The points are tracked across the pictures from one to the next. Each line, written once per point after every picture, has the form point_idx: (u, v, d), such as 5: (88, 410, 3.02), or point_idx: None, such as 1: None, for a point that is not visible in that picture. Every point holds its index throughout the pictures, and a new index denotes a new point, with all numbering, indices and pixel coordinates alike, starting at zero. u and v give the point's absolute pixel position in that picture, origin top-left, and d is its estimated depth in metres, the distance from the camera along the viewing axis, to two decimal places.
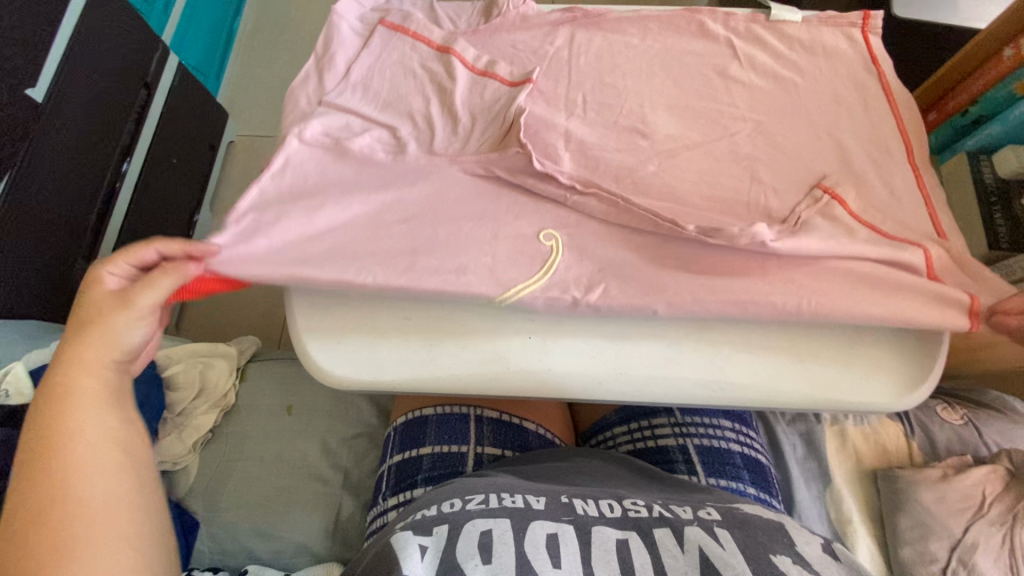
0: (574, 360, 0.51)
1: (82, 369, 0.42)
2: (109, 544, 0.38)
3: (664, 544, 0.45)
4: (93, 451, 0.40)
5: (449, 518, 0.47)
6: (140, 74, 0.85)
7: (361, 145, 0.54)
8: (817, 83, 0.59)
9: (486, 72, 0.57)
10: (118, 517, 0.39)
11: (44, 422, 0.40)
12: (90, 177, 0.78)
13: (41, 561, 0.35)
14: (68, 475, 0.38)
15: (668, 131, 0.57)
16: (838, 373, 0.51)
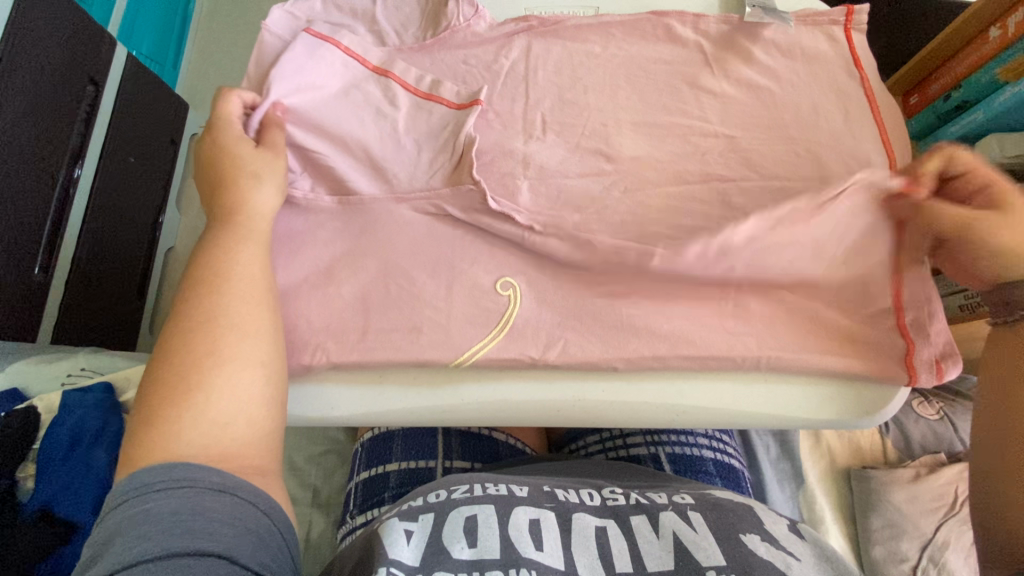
0: (527, 400, 0.49)
1: (240, 223, 0.47)
2: (241, 367, 0.41)
3: (641, 531, 0.44)
4: (242, 291, 0.44)
5: (432, 506, 0.44)
6: (85, 71, 0.91)
7: (302, 189, 0.53)
8: (795, 91, 0.54)
9: (429, 95, 0.54)
10: (254, 361, 0.42)
11: (205, 261, 0.44)
12: (42, 183, 0.85)
13: (191, 370, 0.39)
14: (221, 310, 0.42)
15: (633, 152, 0.53)
16: (802, 392, 0.49)
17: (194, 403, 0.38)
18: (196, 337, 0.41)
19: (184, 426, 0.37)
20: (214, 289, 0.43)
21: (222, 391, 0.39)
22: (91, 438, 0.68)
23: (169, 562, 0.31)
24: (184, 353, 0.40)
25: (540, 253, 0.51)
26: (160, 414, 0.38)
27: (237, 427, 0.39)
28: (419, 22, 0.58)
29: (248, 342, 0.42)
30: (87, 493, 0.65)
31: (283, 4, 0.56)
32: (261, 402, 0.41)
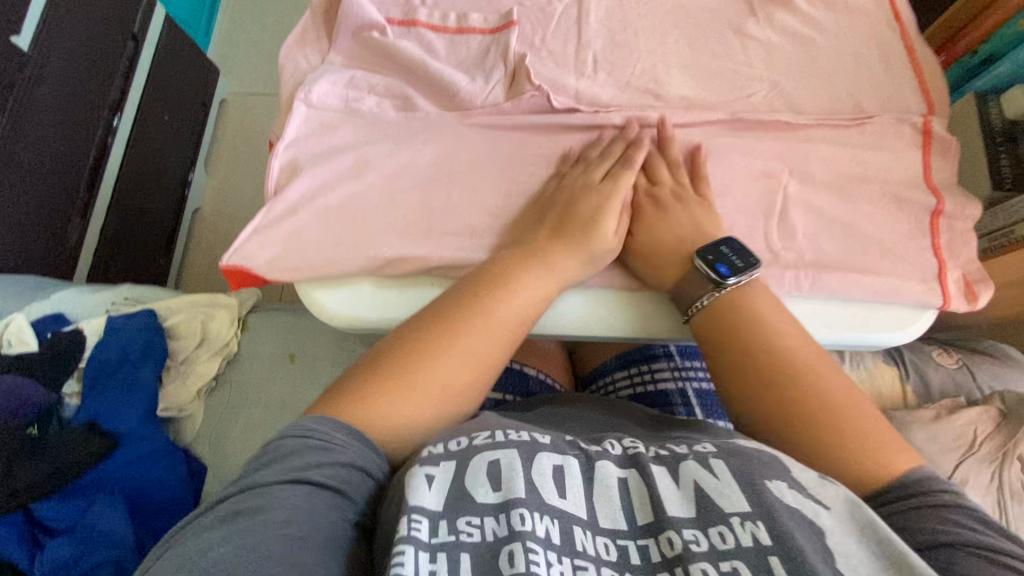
0: (569, 314, 0.52)
1: (486, 289, 0.46)
2: (434, 390, 0.42)
3: (663, 482, 0.39)
4: (505, 324, 0.46)
5: (453, 453, 0.40)
6: (127, 28, 1.07)
7: (369, 104, 0.56)
8: (838, 41, 0.57)
9: (462, 29, 0.58)
10: (470, 386, 0.44)
11: (463, 291, 0.47)
12: (81, 128, 0.98)
13: (382, 403, 0.40)
14: (499, 319, 0.46)
15: (680, 92, 0.56)
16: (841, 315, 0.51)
17: (379, 390, 0.41)
18: (467, 341, 0.44)
19: (374, 415, 0.40)
20: (477, 327, 0.45)
21: (403, 388, 0.41)
22: (138, 355, 0.71)
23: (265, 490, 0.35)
24: (419, 342, 0.44)
25: (591, 181, 0.53)
26: (368, 390, 0.41)
27: (418, 411, 0.41)
28: None
29: (469, 367, 0.44)
30: (132, 406, 0.68)
31: None
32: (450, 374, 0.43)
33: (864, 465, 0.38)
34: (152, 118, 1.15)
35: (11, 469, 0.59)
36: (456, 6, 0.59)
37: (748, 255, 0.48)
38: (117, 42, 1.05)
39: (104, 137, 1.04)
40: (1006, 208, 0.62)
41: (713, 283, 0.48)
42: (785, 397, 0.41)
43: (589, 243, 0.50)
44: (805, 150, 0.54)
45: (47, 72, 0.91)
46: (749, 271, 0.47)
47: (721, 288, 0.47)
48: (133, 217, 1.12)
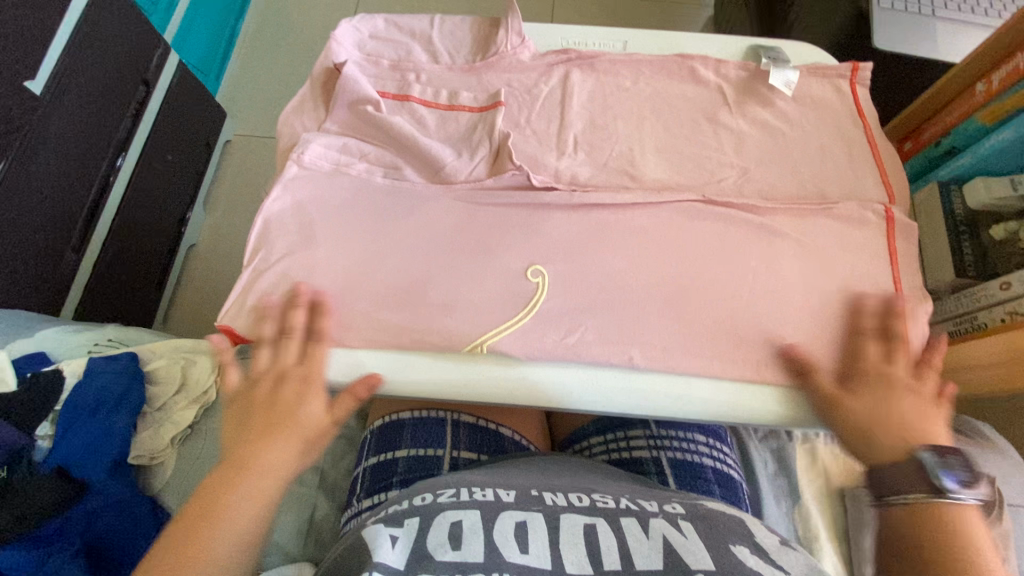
0: (540, 384, 0.52)
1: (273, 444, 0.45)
2: None
3: (630, 531, 0.45)
4: (240, 502, 0.41)
5: (418, 510, 0.46)
6: (140, 73, 1.12)
7: (358, 170, 0.59)
8: (804, 133, 0.61)
9: (451, 105, 0.61)
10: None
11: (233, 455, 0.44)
12: (85, 166, 1.02)
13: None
14: (246, 470, 0.43)
15: (656, 174, 0.59)
16: (806, 397, 0.52)
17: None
18: (228, 514, 0.40)
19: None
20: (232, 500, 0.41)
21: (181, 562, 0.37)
22: (114, 402, 0.71)
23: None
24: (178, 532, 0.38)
25: (566, 257, 0.55)
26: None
27: None
28: (471, 46, 0.65)
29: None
30: (104, 454, 0.68)
31: (351, 20, 0.66)
32: (238, 547, 0.39)
33: None
34: (156, 158, 1.19)
35: None
36: (447, 84, 0.63)
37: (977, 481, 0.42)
38: (128, 87, 1.09)
39: (107, 176, 1.07)
40: (969, 293, 0.65)
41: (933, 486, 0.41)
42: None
43: (296, 426, 0.47)
44: (771, 235, 0.56)
45: (57, 114, 0.94)
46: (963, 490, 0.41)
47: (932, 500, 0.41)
48: (128, 253, 1.14)
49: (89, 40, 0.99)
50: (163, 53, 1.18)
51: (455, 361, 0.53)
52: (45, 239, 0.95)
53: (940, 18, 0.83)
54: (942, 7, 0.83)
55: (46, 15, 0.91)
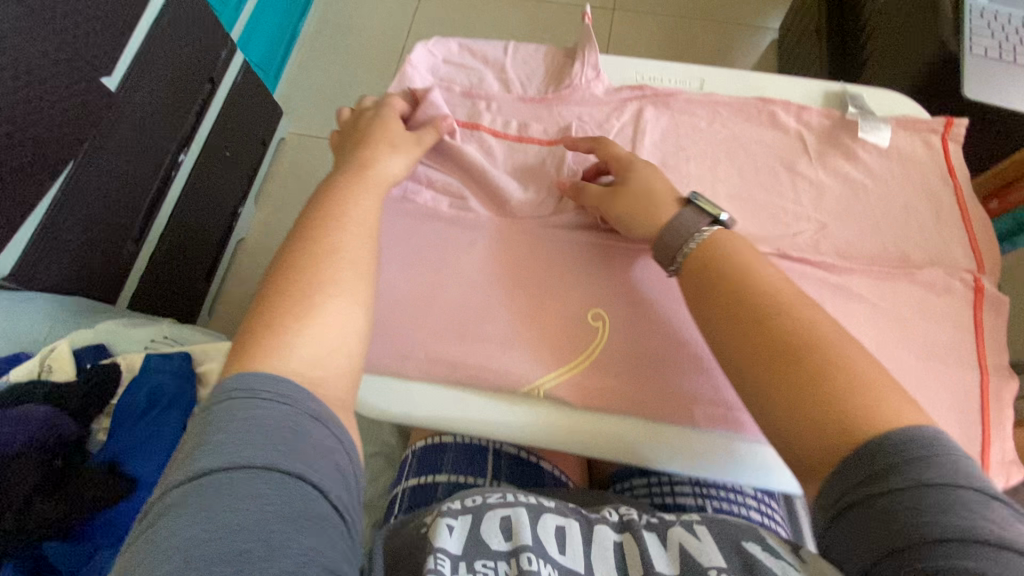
0: (600, 434, 0.51)
1: (359, 177, 0.52)
2: (329, 315, 0.43)
3: (652, 542, 0.45)
4: (342, 259, 0.46)
5: (468, 509, 0.47)
6: (207, 72, 1.15)
7: (425, 198, 0.59)
8: (888, 189, 0.58)
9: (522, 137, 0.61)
10: (349, 304, 0.44)
11: (304, 248, 0.46)
12: (150, 159, 1.05)
13: (278, 327, 0.41)
14: (335, 255, 0.45)
15: (728, 222, 0.57)
16: None
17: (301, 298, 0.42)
18: (320, 263, 0.45)
19: (299, 340, 0.41)
20: (328, 237, 0.47)
21: (312, 331, 0.41)
22: (166, 401, 0.72)
23: (233, 402, 0.36)
24: (292, 265, 0.45)
25: (630, 303, 0.54)
26: (280, 299, 0.42)
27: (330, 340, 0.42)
28: (543, 77, 0.64)
29: (337, 299, 0.44)
30: (154, 451, 0.70)
31: (426, 43, 0.66)
32: (335, 336, 0.42)
33: (871, 413, 0.40)
34: (214, 154, 1.22)
35: (28, 506, 0.61)
36: (516, 113, 0.62)
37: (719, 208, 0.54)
38: (195, 85, 1.13)
39: (169, 170, 1.10)
40: None
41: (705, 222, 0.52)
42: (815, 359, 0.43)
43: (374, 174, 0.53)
44: (847, 297, 0.54)
45: (128, 109, 0.98)
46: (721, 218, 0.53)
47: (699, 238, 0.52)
48: (181, 246, 1.16)
49: (163, 39, 1.03)
50: (230, 53, 1.21)
51: (512, 404, 0.52)
52: (109, 230, 0.98)
53: None
54: None
55: (125, 15, 0.94)
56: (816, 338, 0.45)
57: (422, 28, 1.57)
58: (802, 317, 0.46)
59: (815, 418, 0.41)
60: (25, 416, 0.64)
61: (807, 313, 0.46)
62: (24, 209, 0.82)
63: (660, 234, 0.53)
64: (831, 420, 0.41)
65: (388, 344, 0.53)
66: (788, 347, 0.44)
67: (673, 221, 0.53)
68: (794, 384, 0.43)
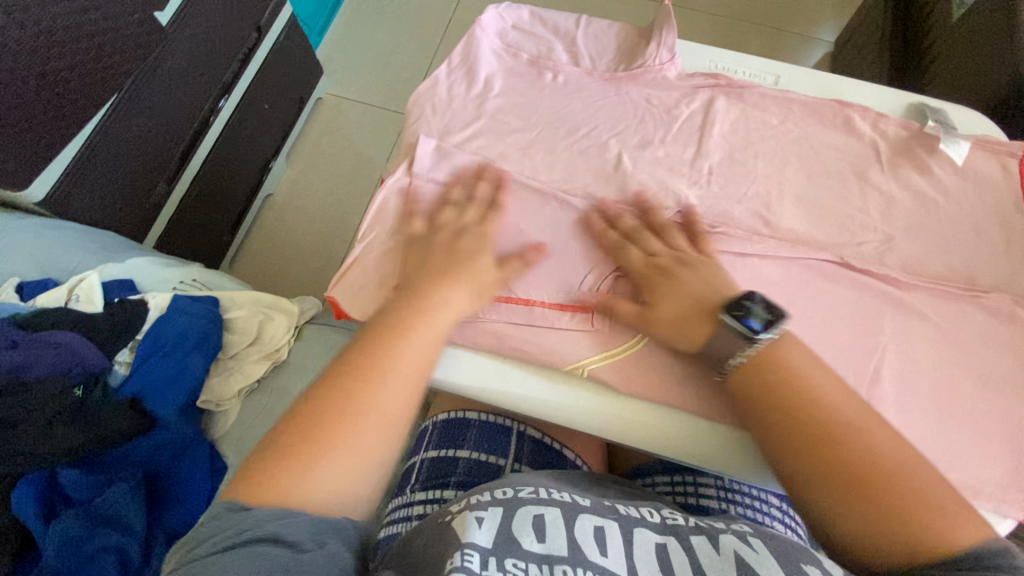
0: (641, 423, 0.49)
1: (421, 307, 0.48)
2: (354, 458, 0.42)
3: (703, 549, 0.44)
4: (371, 420, 0.43)
5: (500, 502, 0.46)
6: (255, 20, 1.14)
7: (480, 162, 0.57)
8: (959, 207, 0.56)
9: (586, 117, 0.60)
10: (369, 462, 0.43)
11: (332, 382, 0.44)
12: (193, 102, 1.04)
13: (285, 471, 0.40)
14: (375, 369, 0.44)
15: (791, 224, 0.55)
16: None
17: (303, 463, 0.40)
18: (372, 399, 0.43)
19: (309, 483, 0.40)
20: (373, 370, 0.44)
21: (329, 470, 0.41)
22: (192, 343, 0.70)
23: (205, 530, 0.38)
24: (310, 411, 0.43)
25: None
26: (292, 451, 0.41)
27: (342, 482, 0.41)
28: (612, 56, 0.63)
29: (369, 434, 0.43)
30: (176, 391, 0.69)
31: (499, 6, 0.65)
32: (352, 478, 0.41)
33: (924, 535, 0.38)
34: (253, 106, 1.21)
35: (51, 429, 0.60)
36: (582, 90, 0.61)
37: (776, 307, 0.47)
38: (242, 31, 1.11)
39: (208, 115, 1.09)
40: None
41: (745, 337, 0.46)
42: (870, 483, 0.40)
43: (473, 274, 0.51)
44: (908, 313, 0.52)
45: (177, 47, 0.97)
46: (776, 327, 0.46)
47: (753, 347, 0.46)
48: (211, 196, 1.16)
49: None
50: (280, 4, 1.20)
51: (552, 385, 0.50)
52: (145, 168, 0.97)
53: None
54: None
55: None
56: (880, 469, 0.41)
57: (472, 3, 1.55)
58: (875, 446, 0.41)
59: (874, 537, 0.40)
60: (51, 341, 0.63)
61: (865, 439, 0.42)
62: (67, 133, 0.81)
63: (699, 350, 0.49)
64: (901, 548, 0.39)
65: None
66: (856, 472, 0.41)
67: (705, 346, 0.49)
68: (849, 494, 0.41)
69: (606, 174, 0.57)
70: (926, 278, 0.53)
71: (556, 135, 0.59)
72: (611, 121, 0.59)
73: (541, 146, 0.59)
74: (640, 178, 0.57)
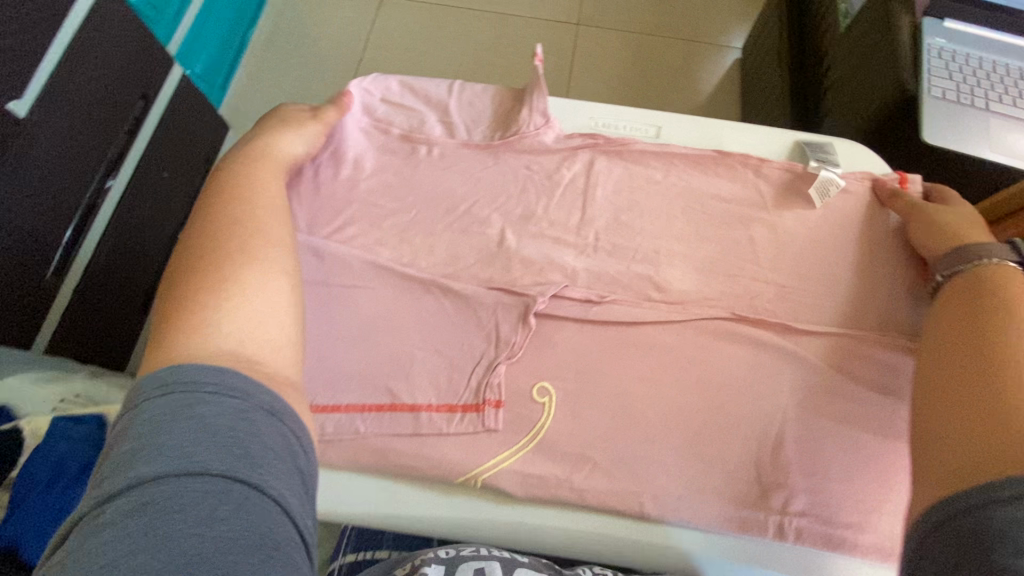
0: (547, 530, 0.45)
1: (257, 160, 0.48)
2: (257, 262, 0.39)
3: None
4: (257, 245, 0.40)
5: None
6: (139, 89, 1.05)
7: (352, 256, 0.53)
8: (846, 246, 0.55)
9: (465, 193, 0.57)
10: (273, 269, 0.39)
11: (184, 262, 0.39)
12: (76, 188, 0.96)
13: (204, 303, 0.36)
14: (249, 221, 0.42)
15: (683, 286, 0.53)
16: (859, 565, 0.46)
17: (218, 298, 0.36)
18: (224, 213, 0.42)
19: (225, 320, 0.35)
20: (248, 225, 0.41)
21: (256, 287, 0.38)
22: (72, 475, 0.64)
23: (173, 398, 0.30)
24: (203, 256, 0.39)
25: (578, 377, 0.50)
26: (194, 291, 0.37)
27: (248, 298, 0.37)
28: (488, 123, 0.60)
29: (256, 259, 0.39)
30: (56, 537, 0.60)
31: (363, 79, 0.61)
32: (266, 305, 0.37)
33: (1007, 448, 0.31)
34: (148, 178, 1.13)
35: None
36: (458, 163, 0.58)
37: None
38: (126, 103, 1.03)
39: (94, 198, 1.01)
40: None
41: (1012, 259, 0.44)
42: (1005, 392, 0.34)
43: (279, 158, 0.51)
44: (807, 367, 0.51)
45: (47, 135, 0.89)
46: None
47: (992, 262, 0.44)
48: (110, 280, 1.07)
49: (87, 56, 0.93)
50: (166, 68, 1.11)
51: (447, 500, 0.46)
52: (26, 268, 0.89)
53: (993, 111, 0.78)
54: (994, 101, 0.78)
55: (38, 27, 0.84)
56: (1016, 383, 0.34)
57: (379, 39, 1.49)
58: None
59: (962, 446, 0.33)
60: None
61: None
62: None
63: (949, 257, 0.47)
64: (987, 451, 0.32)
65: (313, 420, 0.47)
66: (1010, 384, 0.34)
67: (971, 248, 0.46)
68: (974, 440, 0.33)
69: (490, 253, 0.54)
70: (822, 327, 0.52)
71: (435, 216, 0.56)
72: (491, 194, 0.57)
73: (419, 230, 0.55)
74: (525, 254, 0.54)
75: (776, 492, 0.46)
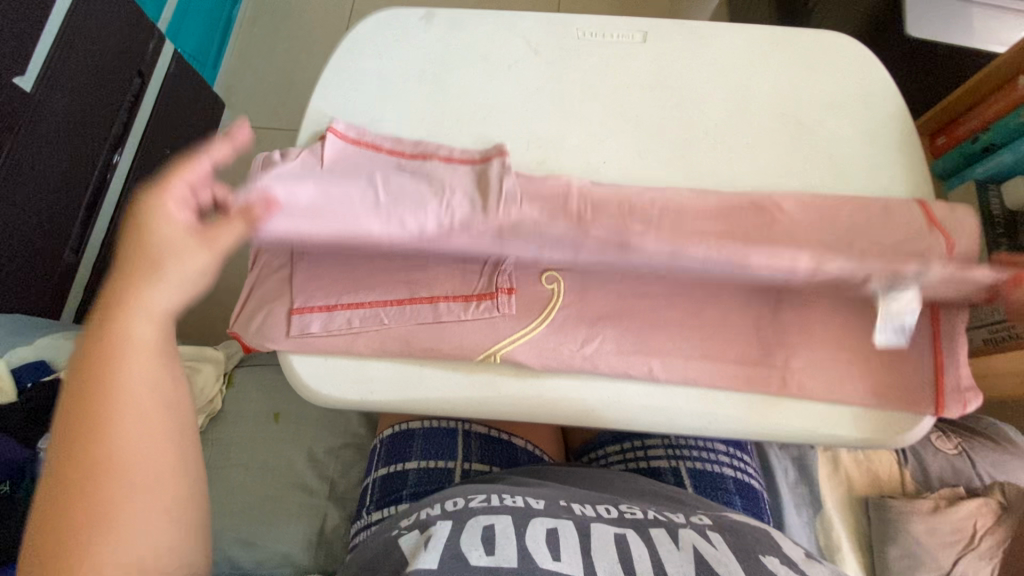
0: (562, 399, 0.49)
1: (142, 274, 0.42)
2: (143, 436, 0.40)
3: (661, 540, 0.45)
4: (135, 449, 0.39)
5: (450, 515, 0.46)
6: (134, 65, 1.03)
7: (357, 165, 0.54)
8: (830, 124, 0.57)
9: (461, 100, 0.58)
10: (158, 434, 0.41)
11: (47, 499, 0.38)
12: (84, 166, 0.96)
13: (82, 540, 0.37)
14: (111, 419, 0.39)
15: (676, 173, 0.56)
16: (862, 412, 0.48)
17: (96, 485, 0.38)
18: (124, 321, 0.41)
19: (114, 543, 0.37)
20: (107, 379, 0.40)
21: (140, 526, 0.38)
22: None
23: None
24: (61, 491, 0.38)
25: None
26: (72, 514, 0.37)
27: (161, 452, 0.40)
28: (480, 34, 0.60)
29: (147, 437, 0.40)
30: None
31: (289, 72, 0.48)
32: (161, 474, 0.40)
33: None
34: (154, 155, 1.12)
35: None
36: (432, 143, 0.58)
37: None
38: (121, 79, 1.01)
39: (104, 175, 1.01)
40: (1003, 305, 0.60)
41: None
42: None
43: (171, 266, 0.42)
44: None
45: (53, 113, 0.88)
46: None
47: None
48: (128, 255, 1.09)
49: (83, 31, 0.91)
50: (159, 43, 1.09)
51: (469, 380, 0.49)
52: (44, 243, 0.90)
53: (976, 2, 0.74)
54: None
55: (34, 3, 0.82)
56: None
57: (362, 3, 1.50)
58: None
59: None
60: None
61: None
62: None
63: None
64: None
65: (338, 314, 0.50)
66: None
67: None
68: None
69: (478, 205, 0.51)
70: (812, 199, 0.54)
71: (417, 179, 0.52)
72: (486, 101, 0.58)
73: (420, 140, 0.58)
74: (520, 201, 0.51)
75: (777, 349, 0.49)
